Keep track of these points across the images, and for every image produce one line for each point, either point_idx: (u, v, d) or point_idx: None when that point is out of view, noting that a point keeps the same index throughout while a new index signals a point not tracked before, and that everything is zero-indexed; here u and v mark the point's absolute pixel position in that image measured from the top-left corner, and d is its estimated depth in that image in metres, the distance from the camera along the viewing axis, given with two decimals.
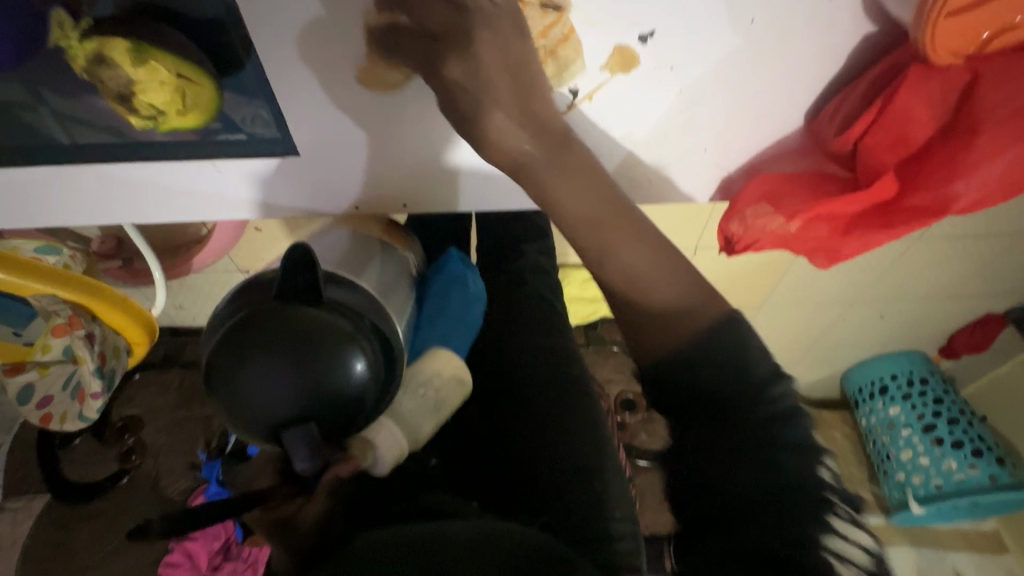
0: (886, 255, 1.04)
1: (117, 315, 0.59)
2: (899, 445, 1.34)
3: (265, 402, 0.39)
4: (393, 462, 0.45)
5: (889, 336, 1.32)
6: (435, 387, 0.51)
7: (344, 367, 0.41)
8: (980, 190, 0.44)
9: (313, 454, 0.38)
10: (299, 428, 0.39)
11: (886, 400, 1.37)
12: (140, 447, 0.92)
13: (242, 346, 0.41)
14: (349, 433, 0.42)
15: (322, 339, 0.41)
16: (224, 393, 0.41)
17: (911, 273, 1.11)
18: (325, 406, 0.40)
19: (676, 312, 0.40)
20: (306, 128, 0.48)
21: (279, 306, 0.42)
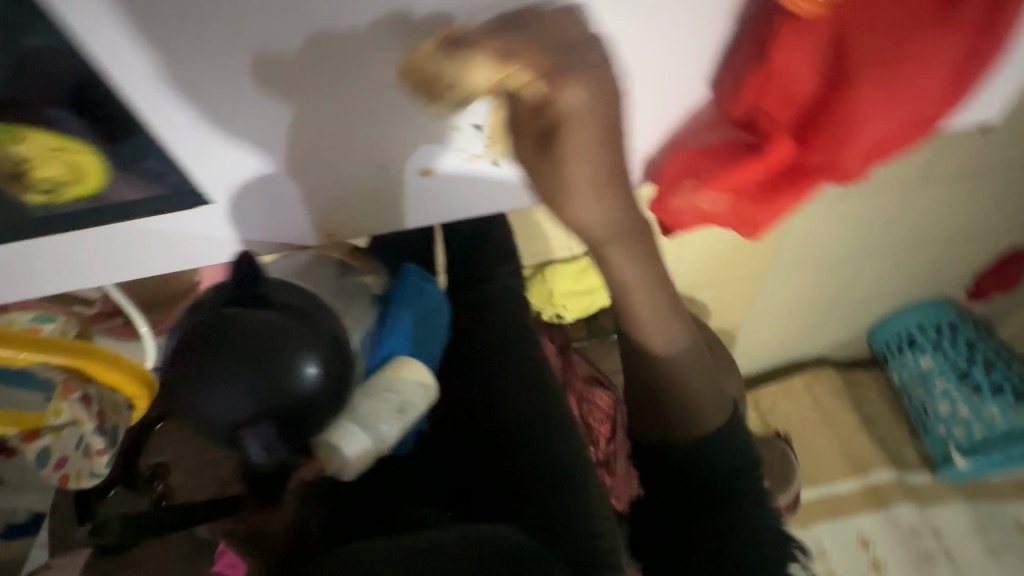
0: (890, 203, 1.01)
1: (113, 373, 0.62)
2: (936, 398, 1.29)
3: (220, 409, 0.41)
4: (360, 467, 0.48)
5: (912, 287, 1.26)
6: (399, 392, 0.51)
7: (292, 369, 0.43)
8: (872, 136, 0.46)
9: (267, 447, 0.42)
10: (255, 426, 0.42)
11: (916, 352, 1.30)
12: (168, 493, 0.90)
13: (194, 355, 0.42)
14: (305, 430, 0.45)
15: (268, 343, 0.42)
16: (181, 403, 0.43)
17: (921, 218, 1.06)
18: (278, 404, 0.42)
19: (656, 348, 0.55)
20: (226, 165, 0.49)
21: (228, 314, 0.43)
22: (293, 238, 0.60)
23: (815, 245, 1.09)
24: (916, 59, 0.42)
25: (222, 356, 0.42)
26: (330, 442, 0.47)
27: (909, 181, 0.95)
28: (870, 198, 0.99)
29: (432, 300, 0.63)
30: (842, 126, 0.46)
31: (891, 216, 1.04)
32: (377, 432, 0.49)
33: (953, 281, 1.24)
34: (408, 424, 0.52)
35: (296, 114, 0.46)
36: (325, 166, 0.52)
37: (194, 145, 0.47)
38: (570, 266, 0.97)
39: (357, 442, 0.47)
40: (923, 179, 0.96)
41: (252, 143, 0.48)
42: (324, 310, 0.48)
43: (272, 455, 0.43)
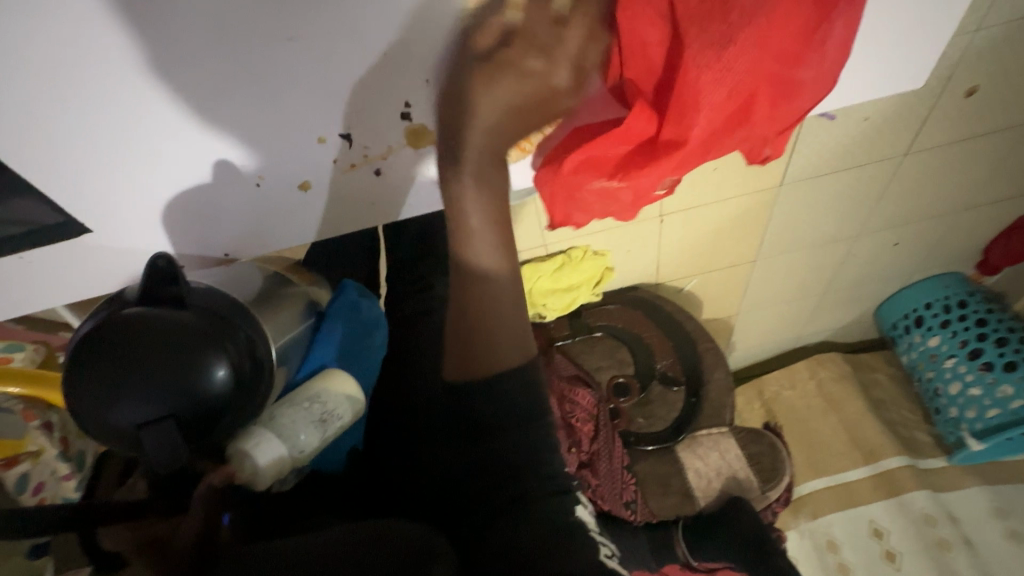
0: (878, 178, 0.96)
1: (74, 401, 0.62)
2: (945, 378, 1.22)
3: (120, 411, 0.39)
4: (275, 475, 0.45)
5: (915, 264, 1.20)
6: (323, 402, 0.49)
7: (201, 369, 0.41)
8: (713, 108, 0.46)
9: (169, 449, 0.39)
10: (158, 426, 0.39)
11: (923, 332, 1.25)
12: None
13: (95, 358, 0.40)
14: (212, 433, 0.43)
15: (178, 342, 0.41)
16: (84, 411, 0.40)
17: (914, 193, 1.02)
18: (185, 406, 0.41)
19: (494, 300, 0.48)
20: (131, 178, 0.50)
21: (135, 315, 0.42)
22: (193, 261, 0.60)
23: (803, 227, 1.05)
24: (740, 24, 0.42)
25: (128, 356, 0.40)
26: (244, 449, 0.43)
27: (895, 154, 0.92)
28: (857, 175, 0.95)
29: (367, 315, 0.62)
30: (684, 103, 0.46)
31: (881, 193, 1.00)
32: (294, 442, 0.46)
33: (956, 255, 1.19)
34: (330, 437, 0.49)
35: (190, 120, 0.46)
36: (232, 179, 0.52)
37: (113, 167, 0.49)
38: (547, 265, 0.96)
39: (272, 450, 0.44)
40: (910, 151, 0.92)
41: (161, 158, 0.49)
42: (239, 313, 0.49)
43: (175, 457, 0.39)
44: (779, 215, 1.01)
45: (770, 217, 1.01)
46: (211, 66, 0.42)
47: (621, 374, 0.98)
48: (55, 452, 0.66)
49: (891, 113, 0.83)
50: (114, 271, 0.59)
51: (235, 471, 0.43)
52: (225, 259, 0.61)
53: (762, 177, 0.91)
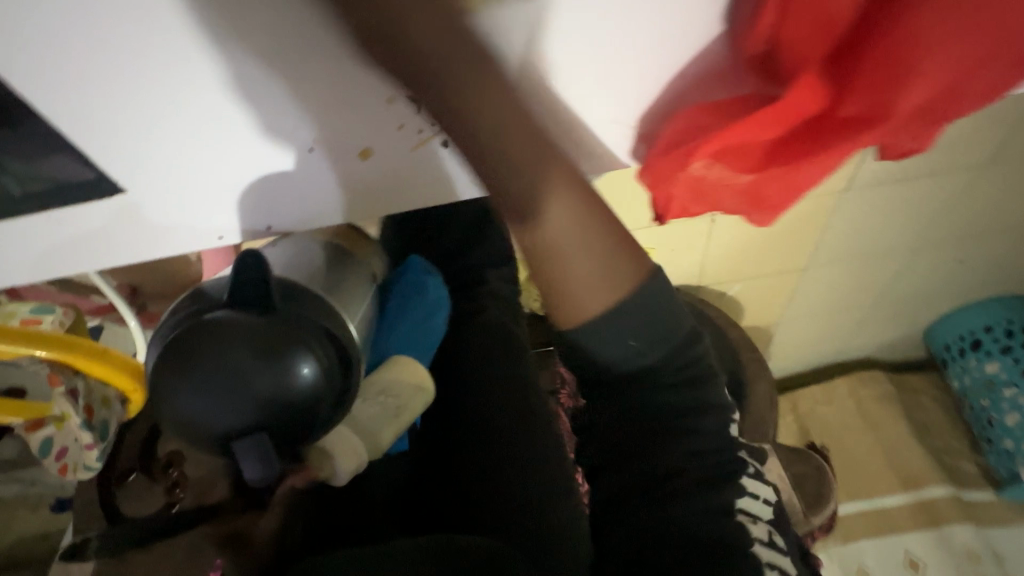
0: (952, 188, 0.89)
1: (97, 367, 0.60)
2: (1002, 408, 1.15)
3: (212, 418, 0.40)
4: (352, 471, 0.48)
5: (975, 283, 1.13)
6: (394, 395, 0.53)
7: (287, 373, 0.42)
8: (935, 71, 0.35)
9: (262, 461, 0.41)
10: (249, 438, 0.40)
11: (980, 356, 1.17)
12: None
13: (185, 360, 0.41)
14: (298, 440, 0.44)
15: (264, 347, 0.41)
16: (170, 413, 0.41)
17: (987, 205, 0.94)
18: (273, 413, 0.41)
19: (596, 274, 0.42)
20: (164, 144, 0.41)
21: (219, 319, 0.42)
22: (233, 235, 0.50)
23: (863, 236, 0.98)
24: None
25: (217, 361, 0.40)
26: (324, 449, 0.47)
27: (976, 162, 0.85)
28: (931, 183, 0.88)
29: (433, 299, 0.62)
30: (894, 62, 0.35)
31: (954, 204, 0.93)
32: (368, 437, 0.50)
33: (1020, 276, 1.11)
34: (404, 423, 0.53)
35: (232, 74, 0.37)
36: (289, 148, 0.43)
37: (143, 139, 0.40)
38: None
39: (348, 447, 0.48)
40: (992, 160, 0.85)
41: (196, 126, 0.40)
42: (317, 311, 0.47)
43: (268, 473, 0.41)
44: (838, 222, 0.95)
45: (829, 224, 0.95)
46: (276, 37, 0.35)
47: None
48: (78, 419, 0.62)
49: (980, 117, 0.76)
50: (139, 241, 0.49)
51: (317, 472, 0.46)
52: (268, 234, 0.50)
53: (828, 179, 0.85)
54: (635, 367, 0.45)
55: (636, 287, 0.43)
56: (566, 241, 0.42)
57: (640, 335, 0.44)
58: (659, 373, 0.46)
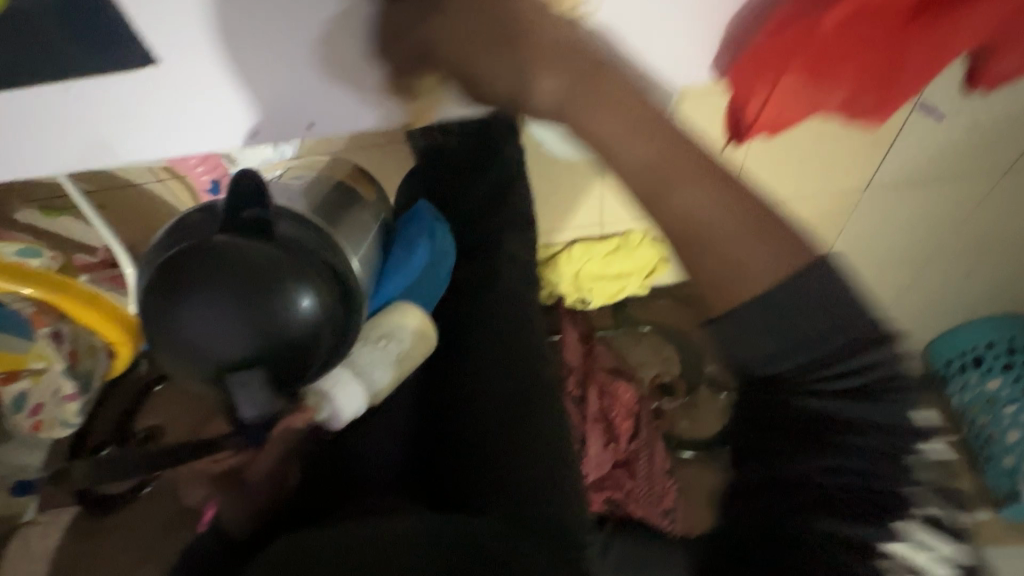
0: (966, 196, 0.89)
1: (86, 313, 0.56)
2: (1003, 425, 1.13)
3: (200, 350, 0.35)
4: (354, 415, 0.45)
5: (980, 300, 1.13)
6: (398, 341, 0.48)
7: (291, 302, 0.37)
8: None
9: (266, 398, 0.36)
10: (246, 373, 0.35)
11: (981, 372, 1.15)
12: None
13: (173, 282, 0.36)
14: (297, 381, 0.39)
15: (262, 274, 0.36)
16: (162, 342, 0.36)
17: (997, 219, 0.94)
18: (273, 346, 0.36)
19: (735, 268, 0.34)
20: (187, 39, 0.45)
21: (214, 241, 0.37)
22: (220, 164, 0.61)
23: (873, 240, 0.98)
24: None
25: (206, 286, 0.35)
26: (325, 392, 0.43)
27: (991, 171, 0.85)
28: (947, 188, 0.88)
29: (440, 245, 0.56)
30: None
31: (967, 212, 0.93)
32: (370, 380, 0.46)
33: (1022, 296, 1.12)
34: (404, 371, 0.49)
35: None
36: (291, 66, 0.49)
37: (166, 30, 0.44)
38: (600, 246, 0.89)
39: (351, 392, 0.44)
40: (1009, 169, 0.85)
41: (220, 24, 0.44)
42: (321, 244, 0.42)
43: (269, 408, 0.37)
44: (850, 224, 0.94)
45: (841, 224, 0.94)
46: None
47: (666, 374, 0.91)
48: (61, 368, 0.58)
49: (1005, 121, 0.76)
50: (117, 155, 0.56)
51: (315, 415, 0.43)
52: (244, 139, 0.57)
53: (846, 176, 0.84)
54: (778, 375, 0.36)
55: (785, 281, 0.33)
56: (709, 221, 0.34)
57: (774, 336, 0.35)
58: (826, 387, 0.36)
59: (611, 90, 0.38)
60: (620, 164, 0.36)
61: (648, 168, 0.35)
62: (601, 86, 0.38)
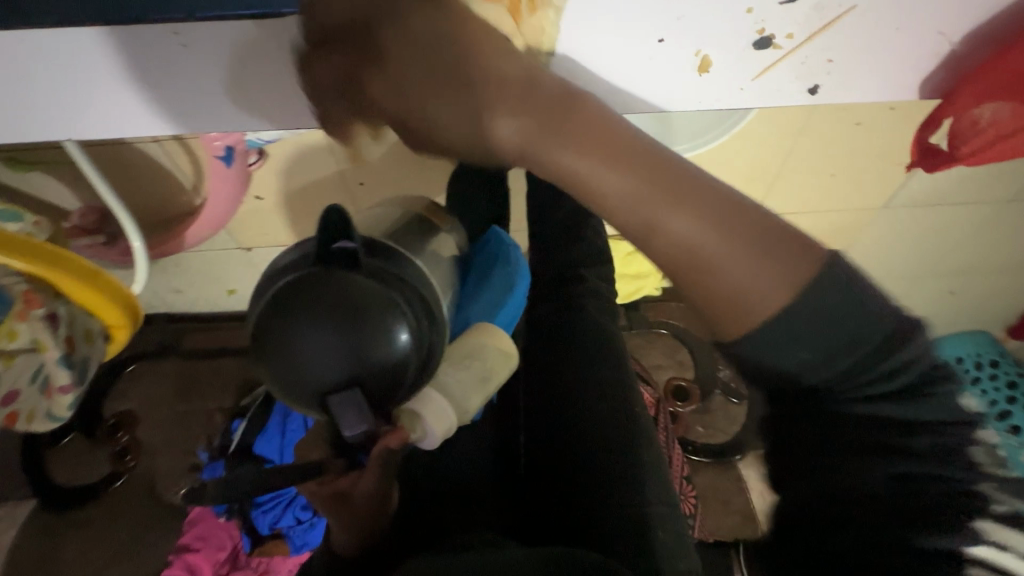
0: (971, 220, 0.92)
1: (84, 290, 0.48)
2: None
3: (303, 375, 0.32)
4: (444, 434, 0.40)
5: (960, 316, 1.18)
6: (482, 359, 0.45)
7: (392, 324, 0.33)
8: None
9: (363, 422, 0.32)
10: (348, 395, 0.32)
11: None
12: (134, 447, 0.86)
13: (268, 314, 0.33)
14: (393, 404, 0.35)
15: (366, 293, 0.33)
16: (261, 367, 0.33)
17: (993, 243, 0.98)
18: (373, 367, 0.33)
19: (757, 297, 0.28)
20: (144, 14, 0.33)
21: (319, 259, 0.34)
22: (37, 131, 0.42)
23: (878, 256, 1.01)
24: None
25: (303, 317, 0.32)
26: (415, 411, 0.38)
27: (998, 199, 0.87)
28: (958, 212, 0.90)
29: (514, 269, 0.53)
30: None
31: (968, 235, 0.96)
32: (460, 403, 0.42)
33: (998, 315, 1.18)
34: (489, 394, 0.45)
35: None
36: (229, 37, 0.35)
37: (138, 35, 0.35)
38: (624, 245, 0.88)
39: (440, 408, 0.39)
40: (1015, 201, 0.88)
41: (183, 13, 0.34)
42: (409, 267, 0.39)
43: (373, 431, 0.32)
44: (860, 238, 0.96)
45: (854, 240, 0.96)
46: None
47: (680, 378, 0.90)
48: (55, 356, 0.49)
49: None
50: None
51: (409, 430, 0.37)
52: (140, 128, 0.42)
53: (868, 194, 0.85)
54: (826, 383, 0.29)
55: (805, 290, 0.28)
56: (713, 244, 0.29)
57: (817, 346, 0.28)
58: (867, 384, 0.29)
59: (604, 134, 0.33)
60: (659, 231, 0.31)
61: (672, 206, 0.30)
62: (610, 145, 0.33)
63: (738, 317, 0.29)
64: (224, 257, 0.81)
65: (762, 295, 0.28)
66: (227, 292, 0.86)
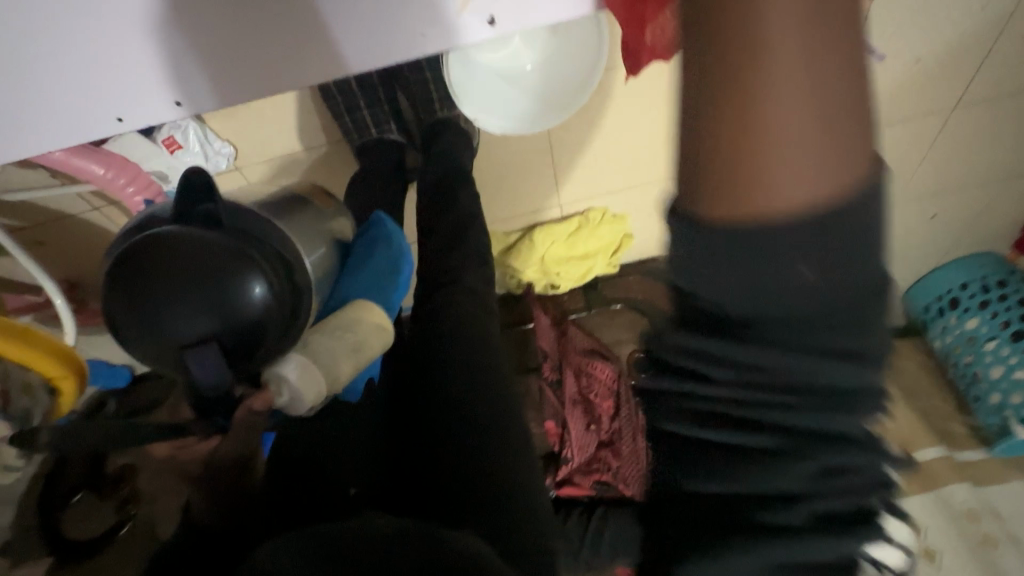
0: (919, 137, 0.88)
1: (19, 350, 0.53)
2: (986, 362, 1.11)
3: (165, 335, 0.38)
4: (313, 401, 0.45)
5: (949, 241, 1.13)
6: (354, 333, 0.51)
7: (243, 286, 0.40)
8: None
9: (220, 376, 0.38)
10: (203, 348, 0.38)
11: (959, 313, 1.16)
12: (135, 496, 0.93)
13: (132, 269, 0.39)
14: (255, 358, 0.41)
15: (218, 260, 0.39)
16: (129, 331, 0.39)
17: (955, 157, 0.93)
18: (230, 325, 0.39)
19: (787, 174, 0.18)
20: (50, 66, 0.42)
21: (174, 231, 0.40)
22: (61, 133, 0.45)
23: None
24: None
25: (163, 271, 0.38)
26: (283, 376, 0.44)
27: (940, 111, 0.84)
28: (900, 130, 0.87)
29: (394, 252, 0.63)
30: None
31: (922, 154, 0.92)
32: (330, 369, 0.47)
33: (990, 233, 1.12)
34: (362, 364, 0.50)
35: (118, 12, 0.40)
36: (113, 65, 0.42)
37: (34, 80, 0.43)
38: (562, 226, 0.88)
39: (309, 376, 0.45)
40: (961, 106, 0.83)
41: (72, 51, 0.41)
42: (273, 229, 0.45)
43: (225, 384, 0.38)
44: None
45: None
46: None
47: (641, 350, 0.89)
48: None
49: (944, 53, 0.74)
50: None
51: (275, 396, 0.43)
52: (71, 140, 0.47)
53: None
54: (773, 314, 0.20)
55: (861, 185, 0.18)
56: (780, 60, 0.17)
57: (829, 266, 0.19)
58: (835, 328, 0.20)
59: None
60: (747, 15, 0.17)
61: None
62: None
63: (748, 218, 0.19)
64: None
65: (800, 174, 0.18)
66: None
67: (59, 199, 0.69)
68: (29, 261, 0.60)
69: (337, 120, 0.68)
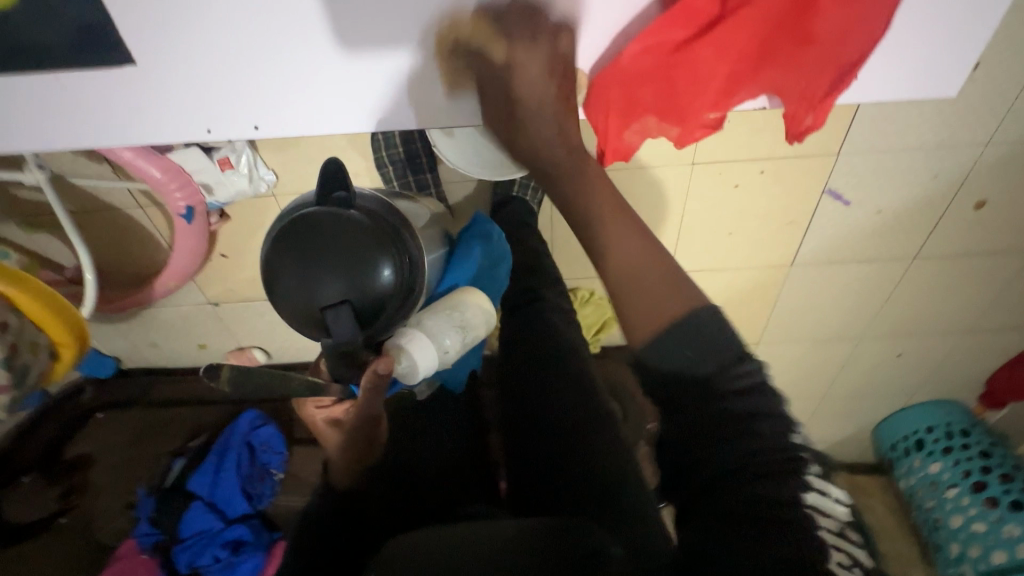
0: (882, 280, 0.98)
1: (39, 306, 0.59)
2: (947, 509, 1.16)
3: (313, 296, 0.48)
4: (426, 369, 0.55)
5: (916, 384, 1.18)
6: (460, 312, 0.60)
7: (373, 265, 0.49)
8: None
9: (351, 332, 0.48)
10: (339, 309, 0.48)
11: (923, 456, 1.21)
12: (82, 487, 1.02)
13: (292, 244, 0.49)
14: (375, 321, 0.51)
15: (357, 242, 0.49)
16: (282, 288, 0.49)
17: (915, 306, 1.02)
18: (361, 294, 0.49)
19: None
20: (197, 69, 0.49)
21: (324, 214, 0.50)
22: (217, 127, 0.54)
23: (807, 318, 1.05)
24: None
25: (312, 247, 0.48)
26: (400, 344, 0.54)
27: (902, 258, 0.94)
28: (868, 270, 0.96)
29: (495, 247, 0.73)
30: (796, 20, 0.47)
31: (888, 296, 1.01)
32: (441, 341, 0.58)
33: (958, 383, 1.17)
34: (466, 340, 0.61)
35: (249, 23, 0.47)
36: (248, 81, 0.51)
37: (180, 79, 0.50)
38: None
39: (422, 343, 0.55)
40: (921, 257, 0.93)
41: (218, 57, 0.49)
42: (396, 217, 0.54)
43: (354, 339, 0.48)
44: (782, 296, 1.01)
45: (777, 300, 1.02)
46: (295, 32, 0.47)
47: None
48: None
49: (903, 209, 0.86)
50: (109, 116, 0.53)
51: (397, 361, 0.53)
52: (208, 135, 0.55)
53: (772, 253, 0.93)
54: None
55: None
56: None
57: None
58: None
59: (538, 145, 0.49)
60: None
61: None
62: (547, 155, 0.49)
63: None
64: (190, 305, 0.94)
65: None
66: (198, 345, 1.02)
67: (113, 193, 0.78)
68: (74, 234, 0.67)
69: (372, 172, 0.79)
